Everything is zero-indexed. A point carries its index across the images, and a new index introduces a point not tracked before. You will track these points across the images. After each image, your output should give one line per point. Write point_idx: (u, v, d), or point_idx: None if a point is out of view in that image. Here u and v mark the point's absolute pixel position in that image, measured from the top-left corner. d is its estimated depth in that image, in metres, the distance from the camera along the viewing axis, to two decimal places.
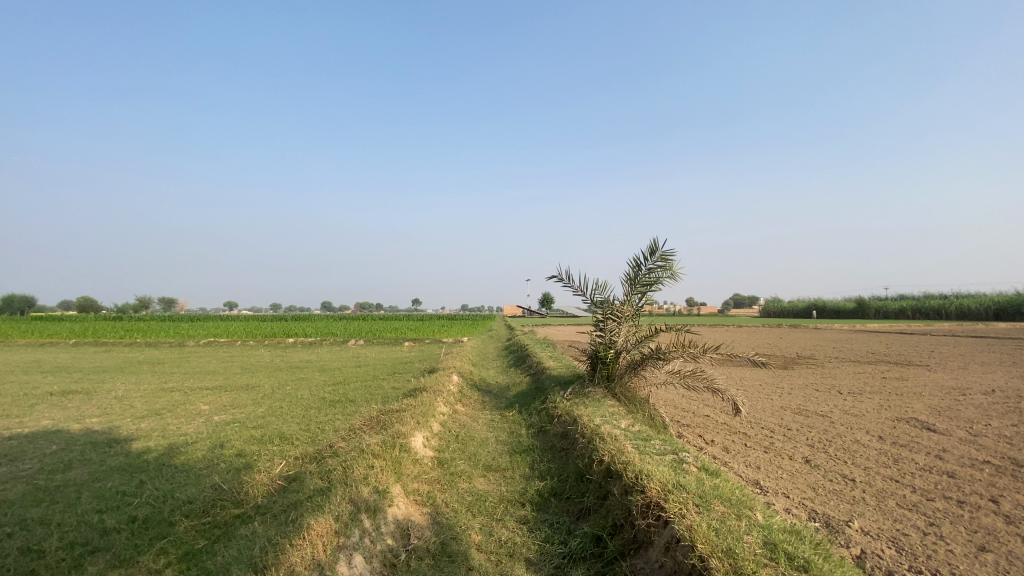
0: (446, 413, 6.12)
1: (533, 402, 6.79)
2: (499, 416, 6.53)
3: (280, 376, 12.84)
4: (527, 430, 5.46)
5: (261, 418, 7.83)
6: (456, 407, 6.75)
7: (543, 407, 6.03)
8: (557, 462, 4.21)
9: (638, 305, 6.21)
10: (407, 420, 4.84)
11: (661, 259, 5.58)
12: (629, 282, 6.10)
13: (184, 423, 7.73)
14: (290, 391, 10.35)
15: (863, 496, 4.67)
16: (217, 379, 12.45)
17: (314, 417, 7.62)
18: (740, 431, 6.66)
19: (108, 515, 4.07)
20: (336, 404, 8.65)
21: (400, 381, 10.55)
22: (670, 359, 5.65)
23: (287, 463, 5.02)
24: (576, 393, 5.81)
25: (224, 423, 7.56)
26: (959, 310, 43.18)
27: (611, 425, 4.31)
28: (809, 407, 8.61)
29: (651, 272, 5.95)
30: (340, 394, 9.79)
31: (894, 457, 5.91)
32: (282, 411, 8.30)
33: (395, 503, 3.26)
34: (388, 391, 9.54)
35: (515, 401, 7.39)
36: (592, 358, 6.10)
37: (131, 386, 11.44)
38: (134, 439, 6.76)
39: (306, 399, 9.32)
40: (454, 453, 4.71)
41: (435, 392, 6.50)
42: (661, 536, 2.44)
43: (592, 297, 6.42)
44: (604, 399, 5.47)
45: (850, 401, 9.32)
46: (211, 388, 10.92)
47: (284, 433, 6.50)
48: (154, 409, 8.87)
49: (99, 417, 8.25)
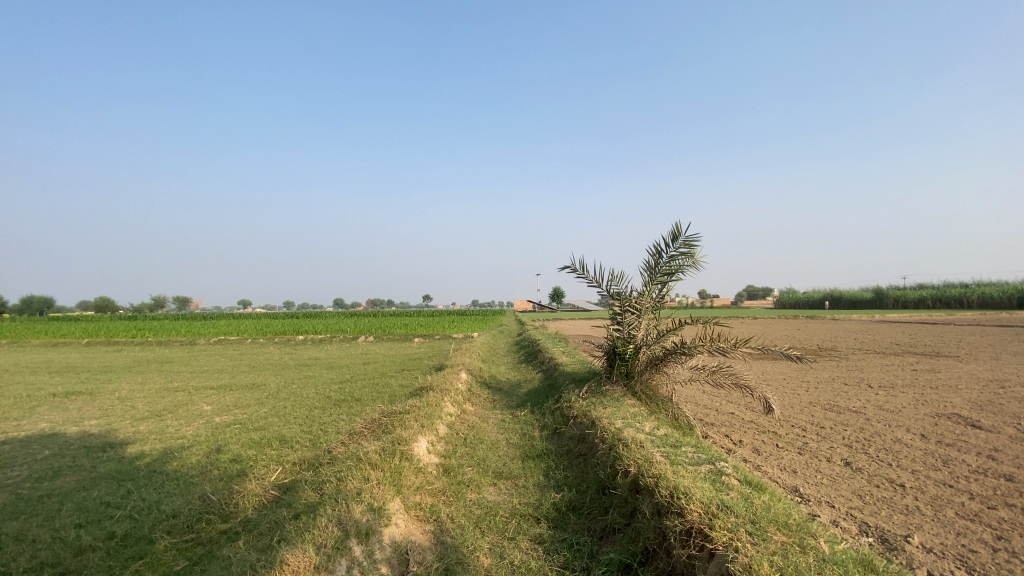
0: (454, 414, 5.73)
1: (546, 401, 6.37)
2: (511, 416, 6.12)
3: (287, 374, 12.58)
4: (541, 433, 5.05)
5: (263, 419, 7.52)
6: (464, 406, 6.36)
7: (557, 407, 5.62)
8: (575, 470, 3.80)
9: (659, 296, 5.72)
10: (411, 424, 4.45)
11: (684, 245, 5.08)
12: (649, 271, 5.61)
13: (185, 425, 7.45)
14: (295, 390, 10.05)
15: (917, 504, 4.21)
16: (223, 378, 12.25)
17: (317, 418, 7.29)
18: (769, 430, 6.21)
19: (86, 531, 3.75)
20: (341, 403, 8.33)
21: (408, 379, 10.20)
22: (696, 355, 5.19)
23: (284, 471, 4.67)
24: (593, 392, 5.37)
25: (225, 425, 7.25)
26: (983, 299, 41.89)
27: (634, 428, 3.89)
28: (841, 403, 8.07)
29: (673, 260, 5.45)
30: (346, 393, 9.47)
31: (943, 458, 5.40)
32: (285, 412, 7.97)
33: (393, 521, 2.88)
34: (395, 389, 9.20)
35: (527, 399, 6.98)
36: (609, 353, 5.64)
37: (136, 386, 11.25)
38: (129, 443, 6.47)
39: (311, 399, 9.01)
40: (462, 459, 4.31)
41: (441, 391, 6.12)
42: (706, 572, 2.01)
43: (608, 288, 5.95)
44: (624, 398, 5.03)
45: (883, 396, 8.76)
46: (216, 388, 10.66)
47: (285, 436, 6.17)
48: (156, 410, 8.62)
49: (99, 419, 8.00)
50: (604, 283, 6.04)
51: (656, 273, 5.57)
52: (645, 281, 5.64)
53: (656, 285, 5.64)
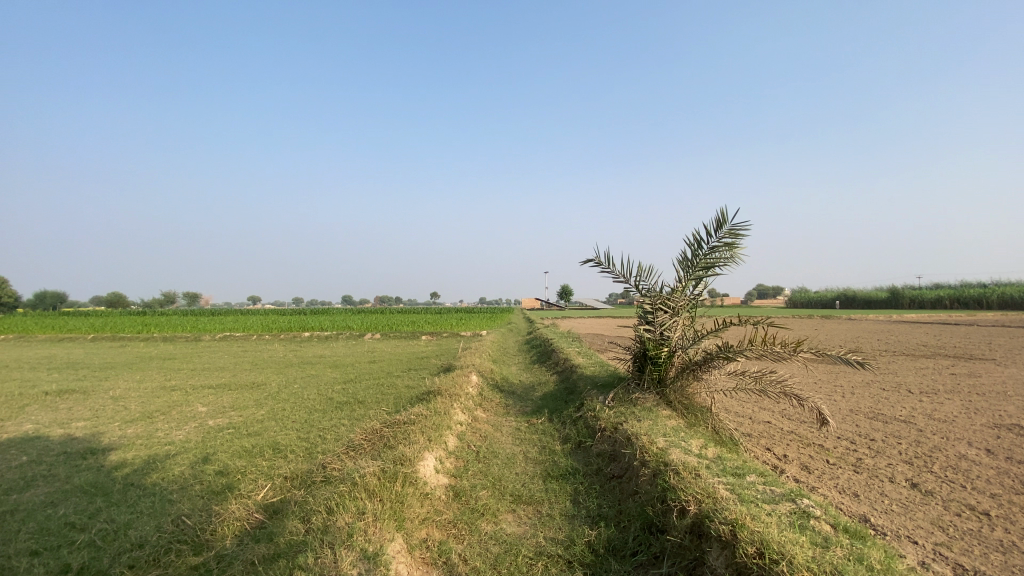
0: (465, 422, 5.13)
1: (565, 408, 5.78)
2: (527, 424, 5.53)
3: (289, 373, 12.06)
4: (563, 447, 4.46)
5: (259, 423, 6.98)
6: (475, 412, 5.77)
7: (580, 416, 5.03)
8: (610, 499, 3.21)
9: (696, 292, 5.08)
10: (416, 438, 3.85)
11: (729, 234, 4.44)
12: (686, 263, 4.98)
13: (176, 428, 6.94)
14: (296, 391, 9.53)
15: (1011, 539, 3.57)
16: (223, 376, 11.77)
17: (316, 423, 6.74)
18: (815, 443, 5.61)
19: (39, 561, 3.21)
20: (343, 407, 7.78)
21: (415, 381, 9.62)
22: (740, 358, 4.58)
23: (272, 489, 4.10)
24: (621, 400, 4.77)
25: (217, 429, 6.73)
26: (1004, 298, 40.70)
27: (680, 448, 3.29)
28: (886, 412, 7.39)
29: (714, 252, 4.81)
30: (349, 394, 8.91)
31: (1021, 479, 4.74)
32: (283, 415, 7.44)
33: (392, 571, 2.30)
34: (402, 392, 8.64)
35: (544, 405, 6.38)
36: (638, 357, 5.02)
37: (132, 384, 10.78)
38: (112, 450, 5.95)
39: (311, 400, 8.47)
40: (475, 480, 3.72)
41: (450, 397, 5.53)
42: None
43: (638, 283, 5.33)
44: (658, 409, 4.43)
45: (930, 404, 8.05)
46: (214, 387, 10.15)
47: (279, 445, 5.63)
48: (148, 411, 8.13)
49: (86, 421, 7.53)
50: (632, 278, 5.42)
51: (694, 266, 4.93)
52: (681, 275, 5.02)
53: (693, 280, 5.00)
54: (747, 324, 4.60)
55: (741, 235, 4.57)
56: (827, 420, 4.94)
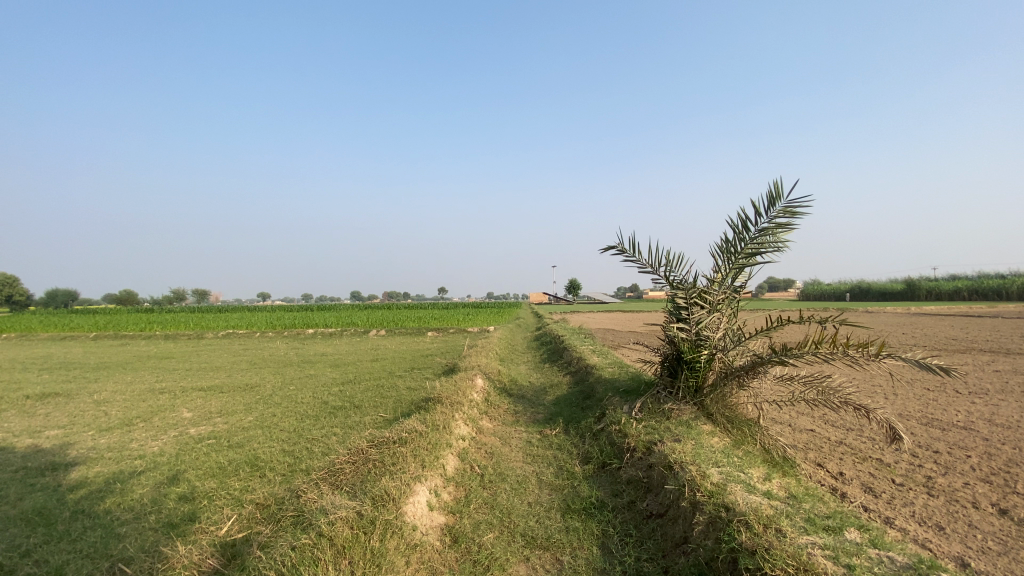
0: (467, 437, 4.43)
1: (583, 417, 5.06)
2: (540, 436, 4.83)
3: (287, 373, 11.48)
4: (583, 470, 3.75)
5: (243, 432, 6.34)
6: (480, 422, 5.07)
7: (602, 429, 4.31)
8: (651, 550, 2.52)
9: (737, 285, 4.33)
10: (405, 466, 3.15)
11: (784, 212, 3.71)
12: (728, 251, 4.25)
13: (152, 438, 6.33)
14: (290, 393, 8.90)
15: None
16: (217, 377, 11.17)
17: (304, 433, 6.08)
18: (872, 458, 4.87)
19: None
20: (337, 413, 7.11)
21: (416, 382, 8.96)
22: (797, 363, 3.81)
23: (237, 523, 3.43)
24: (651, 412, 4.05)
25: (196, 440, 6.10)
26: None
27: (739, 484, 2.56)
28: (941, 417, 6.58)
29: (763, 235, 4.07)
30: (345, 398, 8.26)
31: None
32: (271, 422, 6.80)
33: None
34: (402, 395, 7.95)
35: (558, 412, 5.66)
36: (670, 361, 4.30)
37: (121, 387, 10.21)
38: (75, 465, 5.35)
39: (303, 405, 7.83)
40: (478, 516, 3.03)
41: (452, 405, 4.83)
42: None
43: (667, 274, 4.58)
44: (698, 424, 3.72)
45: (985, 407, 7.22)
46: (205, 389, 9.58)
47: (258, 460, 4.97)
48: (129, 417, 7.54)
49: (59, 430, 6.94)
50: (661, 268, 4.66)
51: (738, 254, 4.19)
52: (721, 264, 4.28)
53: (736, 269, 4.26)
54: (809, 321, 3.78)
55: (798, 213, 3.84)
56: (899, 436, 4.15)
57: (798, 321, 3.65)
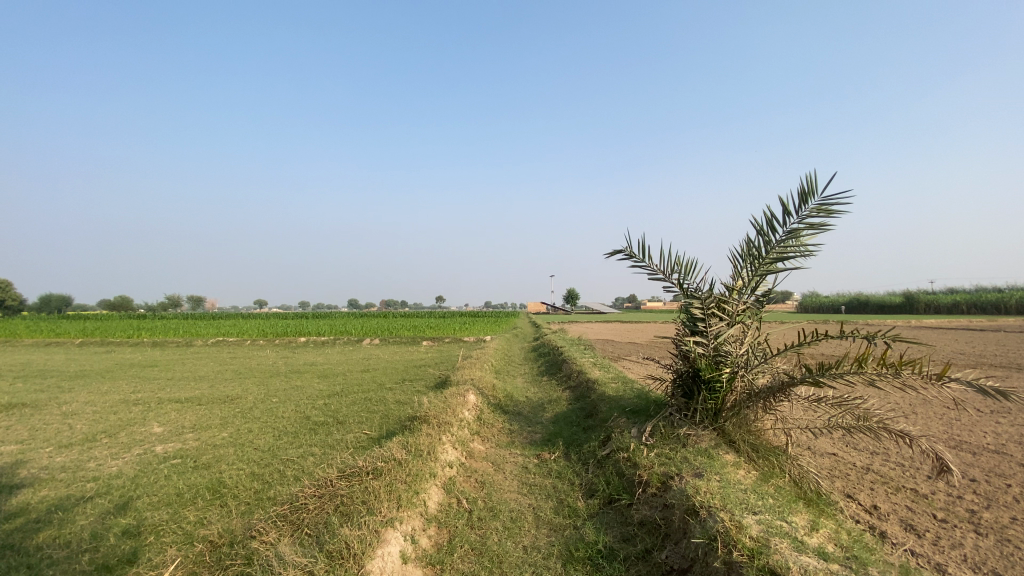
0: (455, 463, 3.92)
1: (585, 440, 4.55)
2: (537, 461, 4.32)
3: (271, 384, 10.94)
4: (588, 507, 3.25)
5: (213, 451, 5.80)
6: (471, 445, 4.56)
7: (608, 456, 3.82)
8: None
9: (759, 295, 3.86)
10: (374, 509, 2.64)
11: (819, 211, 3.23)
12: (751, 256, 3.78)
13: (113, 457, 5.79)
14: (271, 407, 8.36)
15: None
16: (197, 388, 10.62)
17: (279, 453, 5.55)
18: (905, 488, 4.38)
19: None
20: (318, 429, 6.58)
21: (406, 395, 8.43)
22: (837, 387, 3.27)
23: (179, 571, 2.91)
24: (664, 438, 3.56)
25: (160, 459, 5.57)
26: None
27: (787, 541, 2.07)
28: (969, 439, 6.10)
29: (792, 238, 3.58)
30: (329, 412, 7.72)
31: None
32: (245, 439, 6.27)
33: None
34: (390, 410, 7.43)
35: (557, 432, 5.16)
36: (685, 379, 3.82)
37: (94, 397, 9.64)
38: (21, 488, 4.82)
39: (283, 420, 7.28)
40: (463, 569, 2.52)
41: (440, 426, 4.32)
42: None
43: (681, 281, 4.11)
44: (720, 455, 3.23)
45: (1014, 428, 6.73)
46: (182, 401, 9.03)
47: (222, 486, 4.44)
48: (94, 432, 6.99)
49: (15, 446, 6.39)
50: (674, 275, 4.20)
51: (762, 258, 3.71)
52: (744, 270, 3.81)
53: (759, 277, 3.80)
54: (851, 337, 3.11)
55: (834, 212, 3.35)
56: (947, 469, 3.60)
57: (844, 337, 3.02)
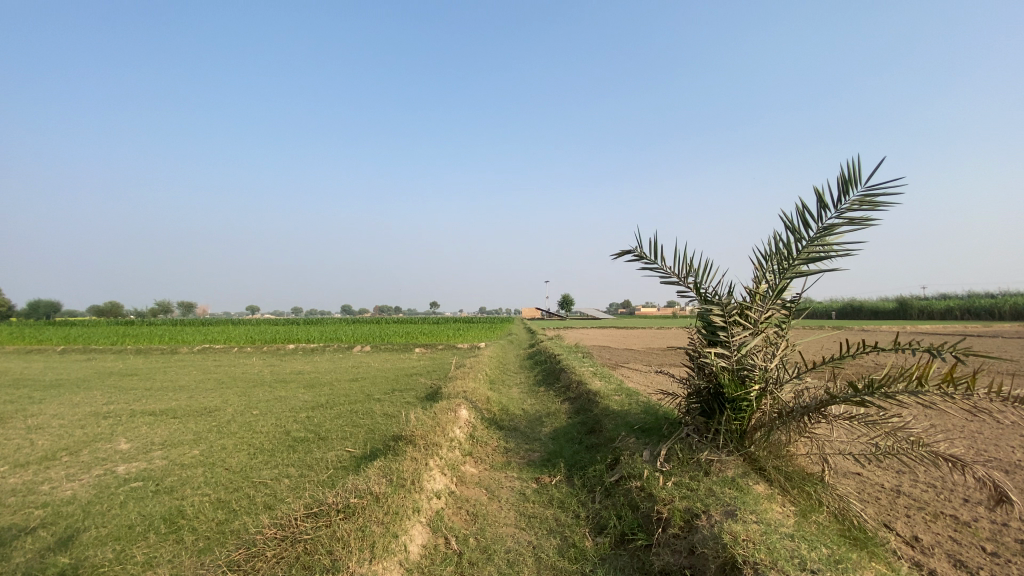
0: (443, 493, 3.45)
1: (589, 462, 4.09)
2: (537, 487, 3.85)
3: (254, 395, 10.38)
4: (598, 547, 2.80)
5: (180, 472, 5.28)
6: (462, 469, 4.08)
7: (618, 484, 3.37)
8: None
9: (788, 300, 3.41)
10: (339, 567, 2.16)
11: (862, 202, 2.79)
12: (779, 257, 3.34)
13: (69, 479, 5.24)
14: (250, 420, 7.82)
15: None
16: (175, 399, 10.05)
17: (251, 474, 5.03)
18: (945, 514, 3.92)
19: None
20: (297, 447, 6.08)
21: (395, 408, 7.92)
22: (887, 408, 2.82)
23: None
24: (684, 464, 3.12)
25: (120, 481, 5.04)
26: (1018, 308, 39.07)
27: None
28: (999, 456, 5.66)
29: (827, 235, 3.13)
30: (311, 426, 7.21)
31: None
32: (217, 458, 5.75)
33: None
34: (377, 424, 6.93)
35: (557, 451, 4.69)
36: (705, 396, 3.38)
37: (62, 410, 9.04)
38: None
39: (261, 436, 6.75)
40: None
41: (427, 448, 3.85)
42: None
43: (697, 285, 3.67)
44: (751, 486, 2.80)
45: None
46: (156, 414, 8.47)
47: (182, 516, 3.92)
48: (54, 449, 6.43)
49: None
50: (689, 278, 3.76)
51: (792, 258, 3.27)
52: (772, 271, 3.36)
53: (789, 280, 3.34)
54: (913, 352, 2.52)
55: (880, 205, 2.90)
56: (1003, 499, 3.15)
57: (897, 353, 2.54)
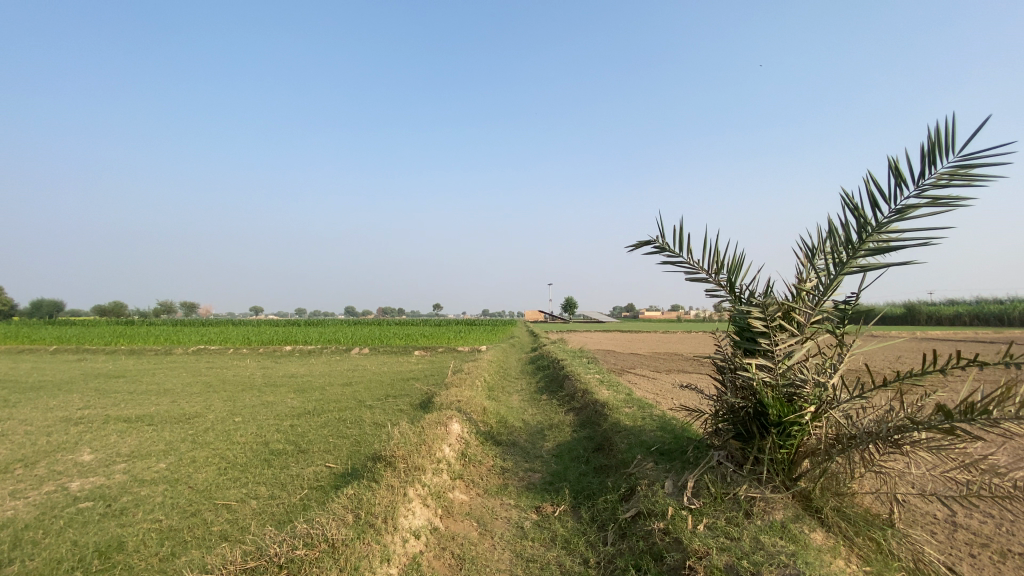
0: (423, 531, 2.87)
1: (599, 490, 3.48)
2: (536, 519, 3.26)
3: (241, 400, 9.85)
4: None
5: (137, 489, 4.72)
6: (450, 496, 3.50)
7: (636, 523, 2.78)
8: None
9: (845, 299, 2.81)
10: None
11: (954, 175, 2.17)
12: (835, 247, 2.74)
13: (15, 495, 4.70)
14: (230, 429, 7.25)
15: None
16: (157, 403, 9.51)
17: (214, 494, 4.46)
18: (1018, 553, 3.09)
19: None
20: (273, 461, 5.51)
21: (386, 417, 7.34)
22: (983, 439, 2.22)
23: None
24: (717, 501, 2.54)
25: (68, 500, 4.48)
26: None
27: None
28: None
29: (900, 218, 2.52)
30: (293, 437, 6.63)
31: None
32: (183, 473, 5.19)
33: None
34: (364, 436, 6.35)
35: (561, 473, 4.10)
36: (742, 417, 2.79)
37: (35, 414, 8.51)
38: None
39: (238, 447, 6.19)
40: None
41: (408, 473, 3.27)
42: None
43: (732, 281, 3.09)
44: (804, 534, 2.22)
45: None
46: (131, 420, 7.92)
47: (121, 549, 3.36)
48: (11, 459, 5.89)
49: None
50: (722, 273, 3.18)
51: (853, 249, 2.68)
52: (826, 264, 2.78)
53: (847, 274, 2.75)
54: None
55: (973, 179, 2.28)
56: None
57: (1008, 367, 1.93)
